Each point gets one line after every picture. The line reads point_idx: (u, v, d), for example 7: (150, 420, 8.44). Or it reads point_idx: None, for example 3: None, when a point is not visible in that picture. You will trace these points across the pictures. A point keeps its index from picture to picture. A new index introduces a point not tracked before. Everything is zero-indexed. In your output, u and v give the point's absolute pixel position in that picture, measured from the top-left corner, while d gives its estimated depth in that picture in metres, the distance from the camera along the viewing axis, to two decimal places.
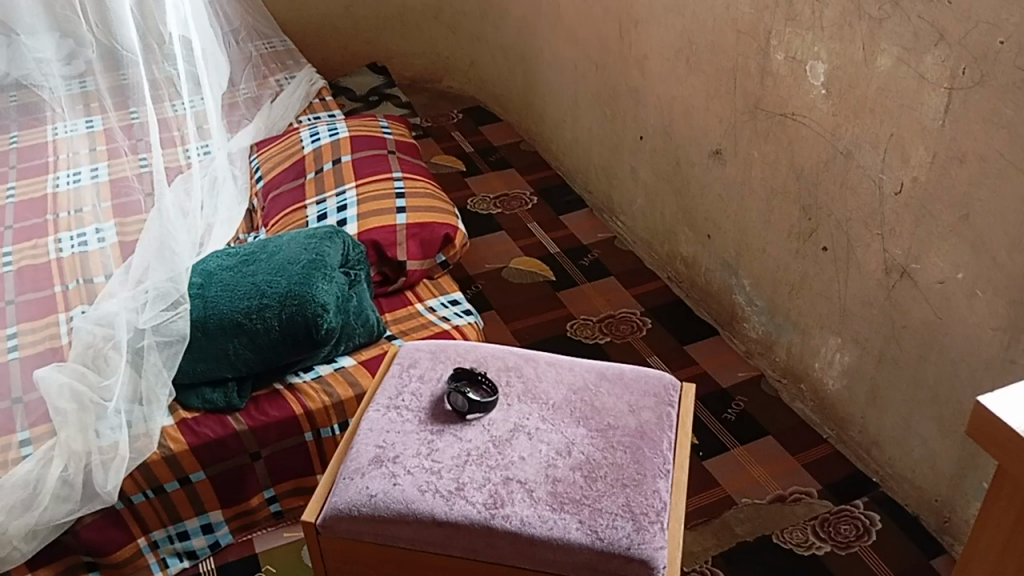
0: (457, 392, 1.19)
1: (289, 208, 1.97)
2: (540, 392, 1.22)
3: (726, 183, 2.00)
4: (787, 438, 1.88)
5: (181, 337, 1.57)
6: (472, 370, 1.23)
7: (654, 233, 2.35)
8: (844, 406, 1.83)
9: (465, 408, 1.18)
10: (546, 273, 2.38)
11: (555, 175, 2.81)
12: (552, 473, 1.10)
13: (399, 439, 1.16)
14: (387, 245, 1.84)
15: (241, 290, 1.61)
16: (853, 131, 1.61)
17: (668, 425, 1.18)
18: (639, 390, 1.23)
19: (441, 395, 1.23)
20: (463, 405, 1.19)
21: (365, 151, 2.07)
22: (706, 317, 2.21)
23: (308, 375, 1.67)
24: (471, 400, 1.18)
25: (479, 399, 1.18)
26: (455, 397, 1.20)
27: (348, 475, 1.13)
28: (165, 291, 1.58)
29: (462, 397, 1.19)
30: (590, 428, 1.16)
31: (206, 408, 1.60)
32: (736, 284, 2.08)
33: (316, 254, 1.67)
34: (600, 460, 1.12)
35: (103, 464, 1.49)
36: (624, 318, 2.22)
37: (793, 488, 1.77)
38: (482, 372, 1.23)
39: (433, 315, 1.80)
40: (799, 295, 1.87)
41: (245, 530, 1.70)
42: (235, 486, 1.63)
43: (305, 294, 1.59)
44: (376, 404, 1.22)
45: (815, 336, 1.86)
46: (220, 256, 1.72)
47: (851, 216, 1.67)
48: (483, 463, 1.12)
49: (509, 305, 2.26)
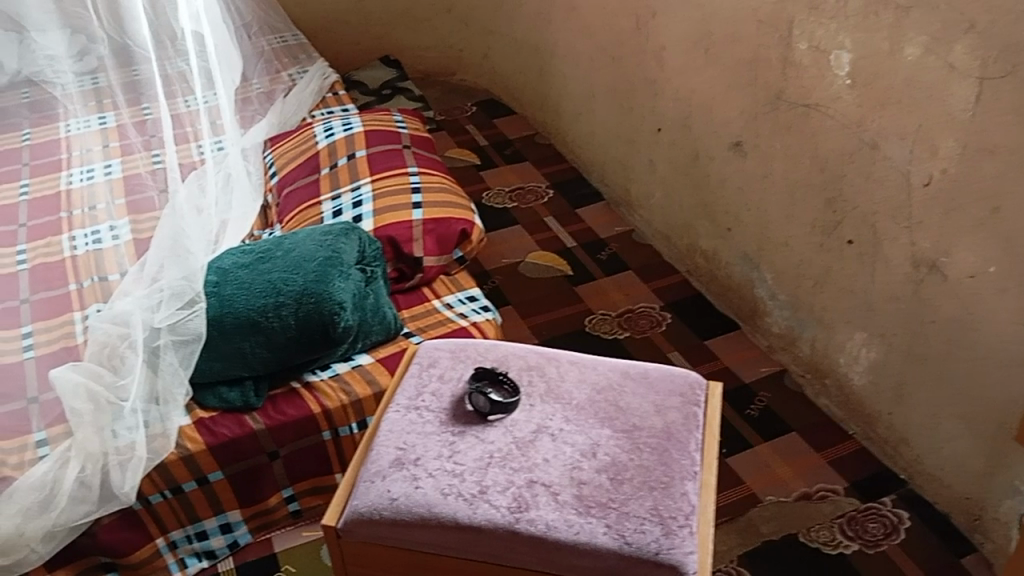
0: (478, 393, 1.17)
1: (304, 204, 1.95)
2: (564, 392, 1.19)
3: (746, 176, 1.96)
4: (812, 435, 1.85)
5: (198, 336, 1.55)
6: (494, 370, 1.21)
7: (673, 226, 2.32)
8: (870, 402, 1.79)
9: (487, 409, 1.16)
10: (563, 267, 2.35)
11: (571, 168, 2.78)
12: (578, 475, 1.08)
13: (420, 441, 1.14)
14: (404, 241, 1.81)
15: (257, 288, 1.59)
16: (879, 123, 1.57)
17: (695, 425, 1.16)
18: (665, 389, 1.20)
19: (462, 395, 1.20)
20: (485, 405, 1.16)
21: (380, 145, 2.05)
22: (726, 312, 2.18)
23: (326, 374, 1.65)
24: (493, 401, 1.16)
25: (501, 400, 1.16)
26: (476, 398, 1.17)
27: (369, 478, 1.10)
28: (181, 289, 1.56)
29: (484, 398, 1.16)
30: (615, 429, 1.14)
31: (222, 407, 1.58)
32: (757, 279, 2.04)
33: (332, 251, 1.65)
34: (626, 462, 1.09)
35: (120, 465, 1.47)
36: (644, 313, 2.19)
37: (819, 485, 1.74)
38: (504, 372, 1.21)
39: (450, 312, 1.78)
40: (823, 289, 1.83)
41: (264, 530, 1.69)
42: (253, 486, 1.61)
43: (322, 292, 1.57)
44: (395, 405, 1.20)
45: (840, 331, 1.82)
46: (236, 254, 1.69)
47: (877, 209, 1.63)
48: (506, 465, 1.10)
49: (526, 301, 2.24)
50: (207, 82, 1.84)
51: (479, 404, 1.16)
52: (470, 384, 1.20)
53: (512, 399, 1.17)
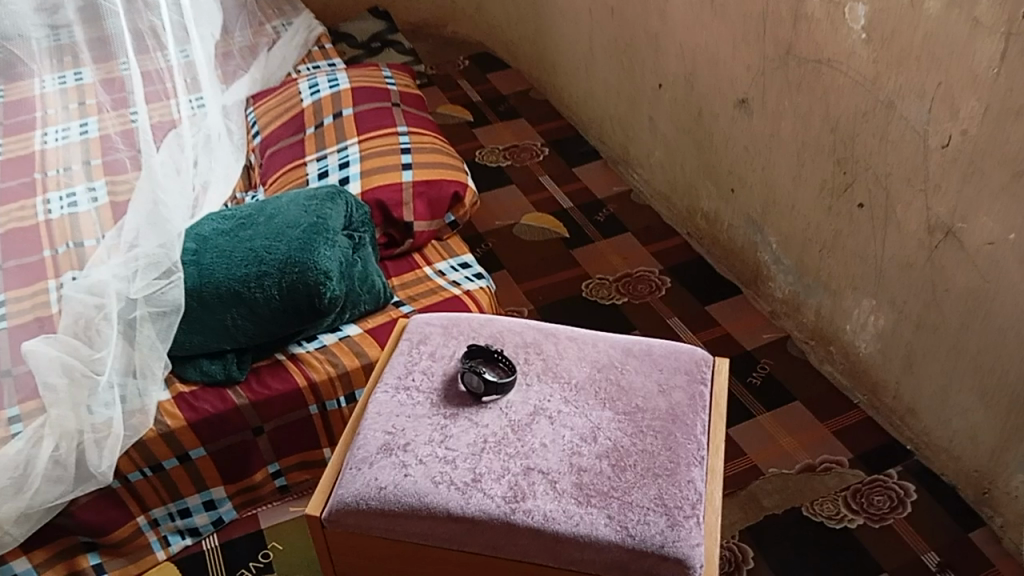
0: (471, 373, 1.10)
1: (288, 165, 1.86)
2: (562, 371, 1.13)
3: (753, 135, 1.87)
4: (816, 405, 1.79)
5: (176, 308, 1.48)
6: (488, 348, 1.14)
7: (674, 187, 2.23)
8: (877, 371, 1.73)
9: (480, 390, 1.09)
10: (559, 229, 2.27)
11: (568, 125, 2.68)
12: (577, 461, 1.02)
13: (409, 424, 1.07)
14: (393, 205, 1.73)
15: (239, 256, 1.51)
16: (896, 81, 1.48)
17: (702, 406, 1.09)
18: (669, 367, 1.13)
19: (454, 374, 1.13)
20: (479, 387, 1.09)
21: (367, 103, 1.95)
22: (728, 276, 2.11)
23: (312, 345, 1.58)
24: (487, 382, 1.09)
25: (496, 380, 1.09)
26: (469, 377, 1.10)
27: (355, 465, 1.04)
28: (158, 258, 1.48)
29: (478, 378, 1.09)
30: (616, 411, 1.07)
31: (205, 381, 1.51)
32: (762, 242, 1.97)
33: (317, 217, 1.57)
34: (628, 447, 1.03)
35: (97, 444, 1.41)
36: (642, 278, 2.11)
37: (823, 457, 1.69)
38: (499, 349, 1.13)
39: (443, 280, 1.70)
40: (831, 255, 1.76)
41: (249, 506, 1.63)
42: (238, 462, 1.55)
43: (307, 260, 1.48)
44: (384, 384, 1.13)
45: (848, 298, 1.75)
46: (216, 219, 1.61)
47: (891, 172, 1.55)
48: (501, 451, 1.03)
49: (521, 265, 2.16)
50: (182, 35, 1.74)
51: (473, 385, 1.10)
52: (463, 363, 1.13)
53: (507, 380, 1.10)
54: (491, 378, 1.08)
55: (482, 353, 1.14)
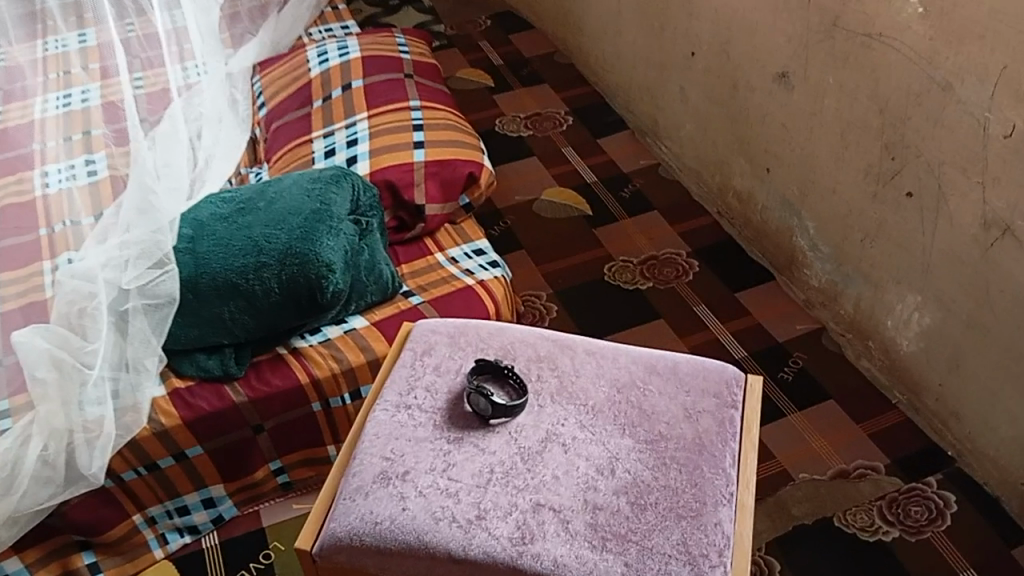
0: (477, 394, 1.00)
1: (294, 141, 1.76)
2: (578, 391, 1.03)
3: (791, 111, 1.74)
4: (851, 404, 1.68)
5: (170, 300, 1.39)
6: (497, 364, 1.04)
7: (704, 162, 2.10)
8: (919, 370, 1.62)
9: (487, 412, 0.99)
10: (582, 206, 2.15)
11: (593, 92, 2.54)
12: (592, 498, 0.92)
13: (409, 449, 0.98)
14: (403, 186, 1.62)
15: (237, 245, 1.42)
16: (954, 60, 1.34)
17: (732, 434, 0.99)
18: (697, 388, 1.03)
19: (460, 392, 1.04)
20: (485, 408, 0.99)
21: (379, 75, 1.83)
22: (760, 260, 1.98)
23: (316, 339, 1.48)
24: (493, 404, 0.99)
25: (505, 402, 0.99)
26: (474, 398, 1.00)
27: (350, 494, 0.95)
28: (151, 246, 1.39)
29: (483, 398, 0.99)
30: (636, 439, 0.97)
31: (201, 376, 1.43)
32: (798, 227, 1.84)
33: (321, 202, 1.47)
34: (649, 482, 0.93)
35: (87, 444, 1.34)
36: (668, 260, 2.00)
37: (857, 463, 1.58)
38: (509, 366, 1.04)
39: (455, 268, 1.60)
40: (873, 244, 1.63)
41: (252, 502, 1.57)
42: (237, 460, 1.49)
43: (308, 252, 1.39)
44: (383, 401, 1.04)
45: (890, 292, 1.63)
46: (213, 203, 1.51)
47: (944, 159, 1.41)
48: (509, 484, 0.94)
49: (541, 244, 2.05)
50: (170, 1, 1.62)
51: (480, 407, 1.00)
52: (469, 380, 1.03)
53: (515, 403, 1.00)
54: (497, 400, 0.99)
55: (489, 371, 1.04)
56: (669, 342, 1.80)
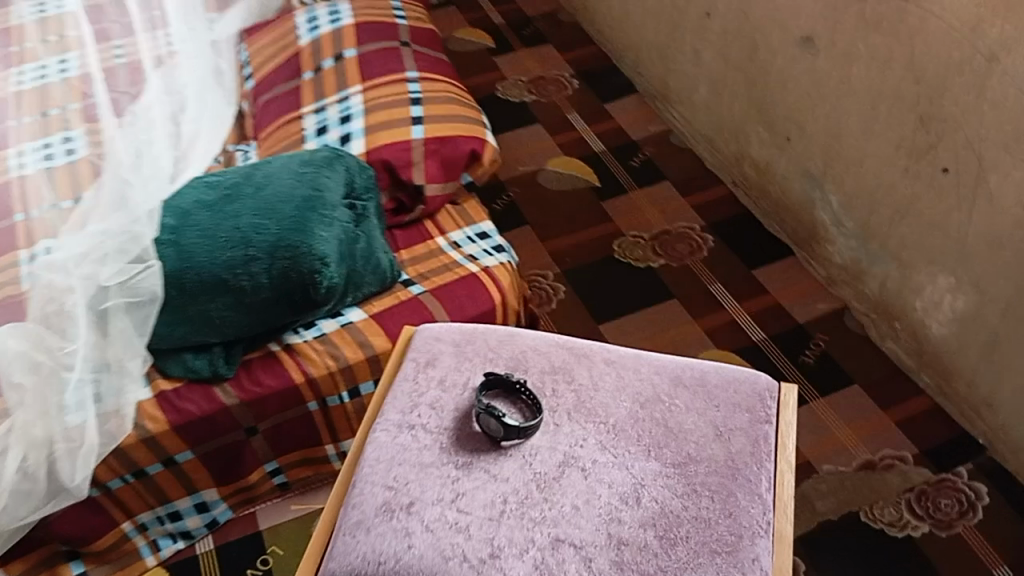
0: (487, 415, 0.91)
1: (284, 117, 1.64)
2: (597, 408, 0.94)
3: (816, 78, 1.62)
4: (877, 389, 1.60)
5: (154, 297, 1.29)
6: (507, 378, 0.95)
7: (719, 129, 1.99)
8: (949, 355, 1.53)
9: (501, 434, 0.90)
10: (589, 176, 2.04)
11: (599, 52, 2.41)
12: (616, 532, 0.84)
13: (413, 477, 0.89)
14: (402, 166, 1.52)
15: (224, 236, 1.31)
16: (1001, 28, 1.23)
17: (768, 454, 0.90)
18: (727, 402, 0.94)
19: (468, 410, 0.95)
20: (498, 430, 0.90)
21: (372, 43, 1.71)
22: (779, 234, 1.88)
23: (310, 334, 1.38)
24: (506, 426, 0.90)
25: (518, 423, 0.90)
26: (485, 419, 0.91)
27: (349, 529, 0.87)
28: (129, 240, 1.31)
29: (495, 419, 0.90)
30: (663, 462, 0.89)
31: (188, 377, 1.34)
32: (821, 200, 1.73)
33: (312, 188, 1.36)
34: (679, 513, 0.85)
35: (69, 454, 1.25)
36: (681, 235, 1.89)
37: (884, 452, 1.48)
38: (521, 381, 0.95)
39: (458, 254, 1.50)
40: (904, 222, 1.53)
41: (246, 504, 1.49)
42: (231, 462, 1.40)
43: (300, 244, 1.29)
44: (383, 421, 0.95)
45: (921, 272, 1.54)
46: (197, 188, 1.40)
47: (986, 135, 1.31)
48: (525, 517, 0.86)
49: (546, 218, 1.95)
50: None
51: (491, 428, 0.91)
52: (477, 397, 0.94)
53: (529, 425, 0.91)
54: (510, 422, 0.90)
55: (499, 385, 0.96)
56: (684, 324, 1.71)
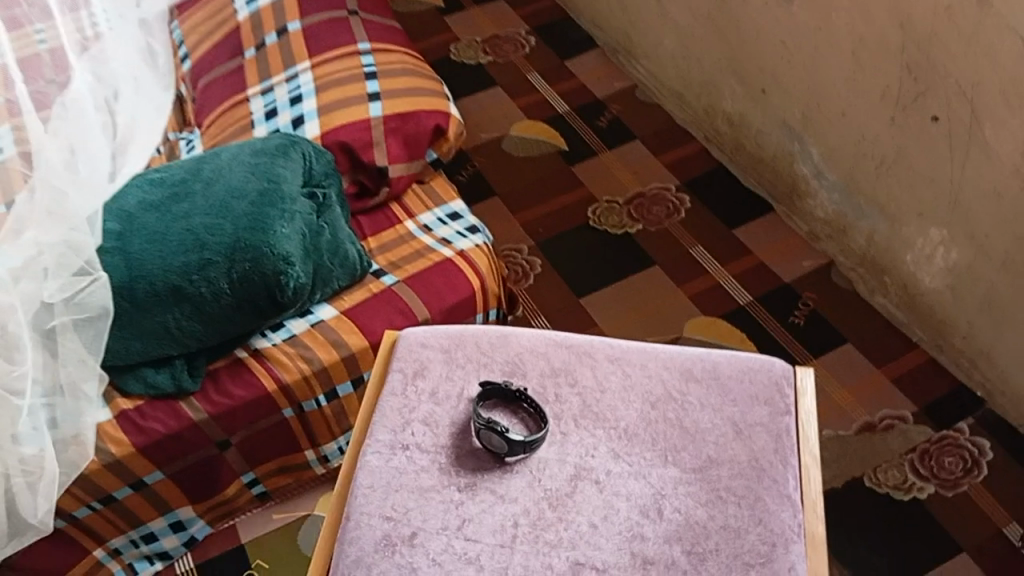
0: (488, 431, 0.83)
1: (228, 101, 1.52)
2: (606, 412, 0.87)
3: (791, 26, 1.54)
4: (870, 346, 1.55)
5: (105, 311, 1.18)
6: (504, 387, 0.87)
7: (687, 83, 1.90)
8: (943, 308, 1.49)
9: (504, 451, 0.83)
10: (556, 140, 1.95)
11: (554, 6, 2.30)
12: (640, 550, 0.77)
13: (413, 504, 0.82)
14: (361, 148, 1.41)
15: (175, 240, 1.21)
16: None
17: (792, 448, 0.84)
18: (743, 395, 0.87)
19: (466, 423, 0.87)
20: (500, 446, 0.83)
21: (317, 13, 1.58)
22: (757, 189, 1.82)
23: (279, 336, 1.28)
24: (509, 441, 0.82)
25: (523, 437, 0.83)
26: (485, 435, 0.83)
27: (347, 569, 0.79)
28: (69, 251, 1.19)
29: (497, 435, 0.82)
30: (682, 468, 0.82)
31: (150, 393, 1.23)
32: (800, 153, 1.67)
33: (268, 180, 1.25)
34: (705, 523, 0.78)
35: (29, 487, 1.14)
36: (657, 197, 1.82)
37: (883, 413, 1.46)
38: (521, 389, 0.87)
39: (430, 238, 1.40)
40: (891, 174, 1.47)
41: (225, 518, 1.39)
42: (204, 479, 1.30)
43: (260, 244, 1.19)
44: (373, 442, 0.87)
45: (910, 225, 1.48)
46: (140, 188, 1.29)
47: (980, 82, 1.24)
48: (539, 541, 0.79)
49: (515, 188, 1.86)
50: None
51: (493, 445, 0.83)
52: (474, 410, 0.86)
53: (534, 438, 0.83)
54: (514, 438, 0.82)
55: (496, 394, 0.88)
56: (669, 292, 1.64)
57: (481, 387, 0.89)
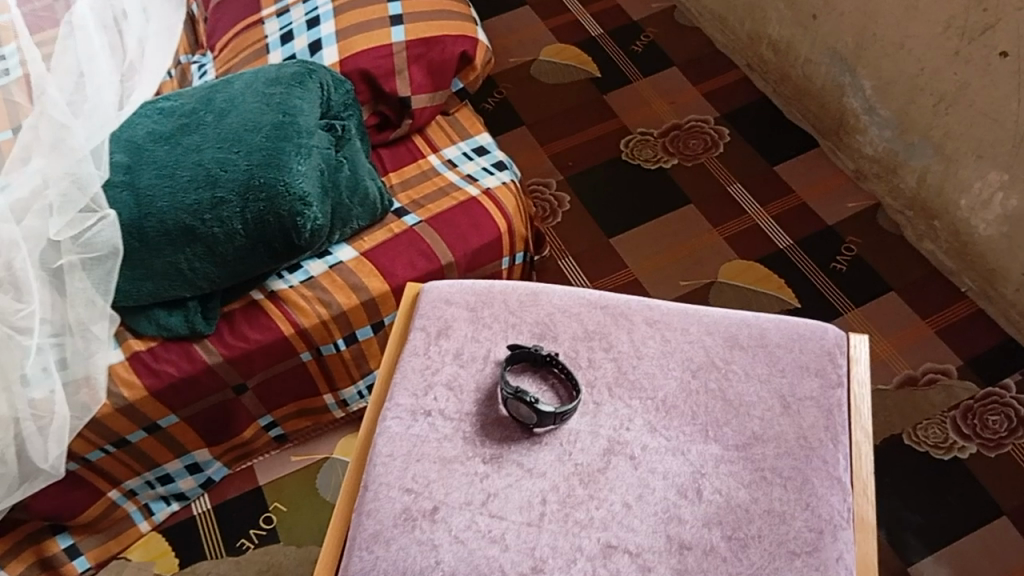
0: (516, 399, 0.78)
1: (241, 22, 1.42)
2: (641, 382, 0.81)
3: None
4: (915, 295, 1.48)
5: (114, 250, 1.12)
6: (534, 354, 0.82)
7: (729, 4, 1.77)
8: (996, 257, 1.40)
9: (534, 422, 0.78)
10: (588, 66, 1.84)
11: None
12: (677, 534, 0.72)
13: (435, 475, 0.77)
14: (383, 76, 1.32)
15: (186, 175, 1.14)
16: None
17: (843, 425, 0.78)
18: (792, 365, 0.81)
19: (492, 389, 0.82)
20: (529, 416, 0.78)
21: None
22: (801, 123, 1.71)
23: (296, 278, 1.22)
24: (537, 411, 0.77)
25: (554, 409, 0.77)
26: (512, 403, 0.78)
27: (363, 545, 0.74)
28: (73, 187, 1.12)
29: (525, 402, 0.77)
30: (724, 444, 0.76)
31: (162, 335, 1.18)
32: (850, 85, 1.56)
33: (283, 112, 1.18)
34: (748, 507, 0.73)
35: (40, 431, 1.10)
36: (694, 130, 1.71)
37: (926, 367, 1.39)
38: (551, 355, 0.82)
39: (455, 174, 1.33)
40: (949, 111, 1.37)
41: (241, 460, 1.36)
42: (219, 422, 1.27)
43: (276, 182, 1.11)
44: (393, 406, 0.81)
45: (966, 167, 1.38)
46: (149, 117, 1.22)
47: None
48: (569, 521, 0.74)
49: (544, 117, 1.76)
50: None
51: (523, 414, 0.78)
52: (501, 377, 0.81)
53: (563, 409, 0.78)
54: (543, 407, 0.77)
55: (525, 362, 0.83)
56: (704, 233, 1.56)
57: (509, 350, 0.84)
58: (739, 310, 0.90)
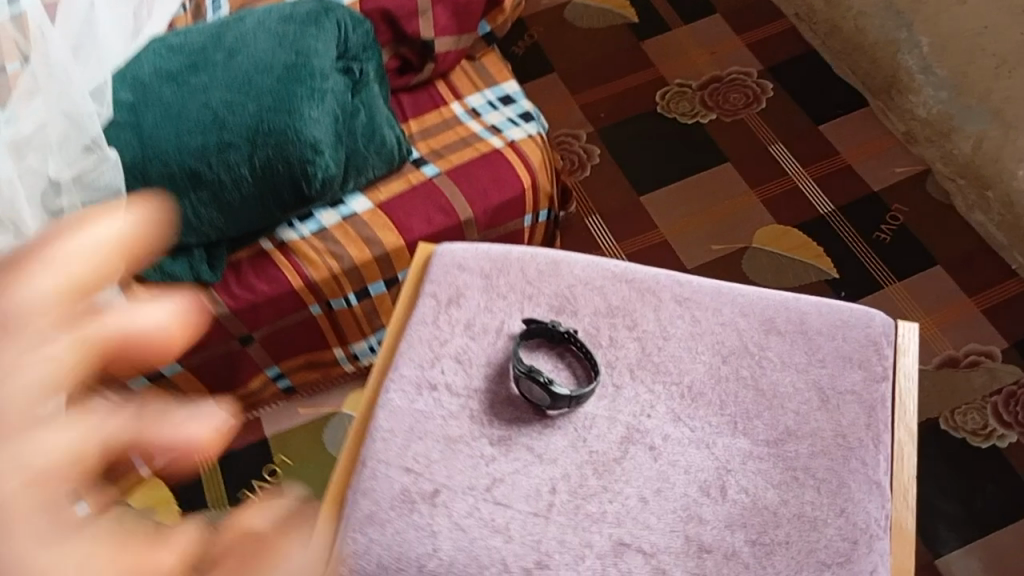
0: (529, 382, 0.72)
1: None
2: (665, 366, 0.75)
3: None
4: (962, 271, 1.39)
5: (116, 194, 1.06)
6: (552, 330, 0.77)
7: None
8: None
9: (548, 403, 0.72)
10: (626, 11, 1.73)
11: None
12: (697, 535, 0.66)
13: (437, 456, 0.71)
14: (405, 17, 1.24)
15: (192, 116, 1.07)
16: None
17: (886, 423, 0.71)
18: (833, 355, 0.74)
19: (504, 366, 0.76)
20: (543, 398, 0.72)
21: None
22: (850, 81, 1.61)
23: (307, 228, 1.16)
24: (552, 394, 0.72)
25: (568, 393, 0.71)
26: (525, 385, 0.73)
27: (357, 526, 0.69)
28: (73, 124, 1.05)
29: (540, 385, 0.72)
30: (753, 439, 0.70)
31: (166, 282, 1.12)
32: (906, 41, 1.51)
33: (297, 51, 1.11)
34: (776, 509, 0.67)
35: None
36: (736, 84, 1.61)
37: (969, 347, 1.32)
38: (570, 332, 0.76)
39: (478, 124, 1.24)
40: None
41: (250, 409, 1.32)
42: (225, 373, 1.22)
43: (286, 128, 1.05)
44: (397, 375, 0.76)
45: None
46: (156, 53, 1.14)
47: None
48: (580, 513, 0.68)
49: (577, 65, 1.66)
50: None
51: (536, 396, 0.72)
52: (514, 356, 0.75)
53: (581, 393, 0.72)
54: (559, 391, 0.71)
55: (540, 337, 0.78)
56: (741, 194, 1.48)
57: (524, 325, 0.78)
58: (776, 289, 0.83)
